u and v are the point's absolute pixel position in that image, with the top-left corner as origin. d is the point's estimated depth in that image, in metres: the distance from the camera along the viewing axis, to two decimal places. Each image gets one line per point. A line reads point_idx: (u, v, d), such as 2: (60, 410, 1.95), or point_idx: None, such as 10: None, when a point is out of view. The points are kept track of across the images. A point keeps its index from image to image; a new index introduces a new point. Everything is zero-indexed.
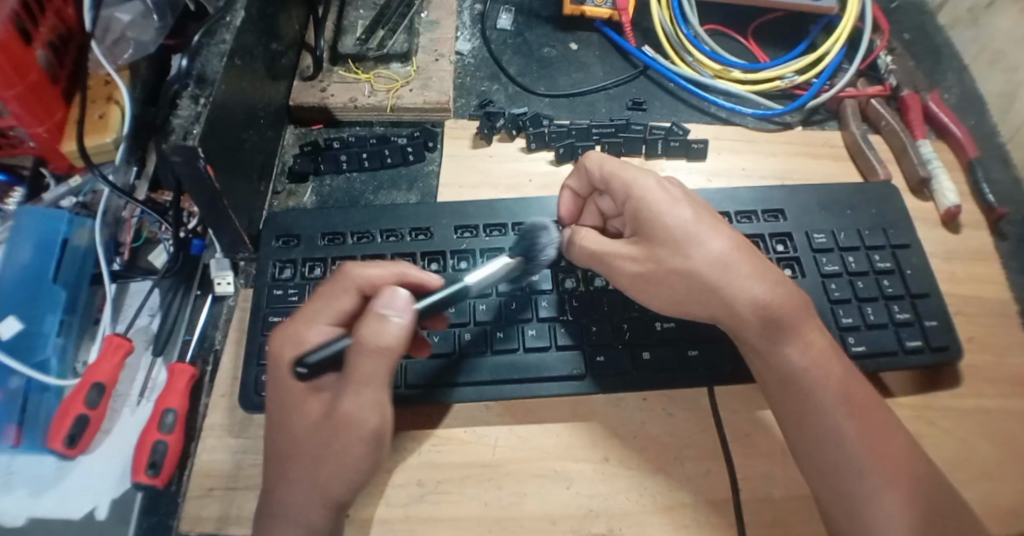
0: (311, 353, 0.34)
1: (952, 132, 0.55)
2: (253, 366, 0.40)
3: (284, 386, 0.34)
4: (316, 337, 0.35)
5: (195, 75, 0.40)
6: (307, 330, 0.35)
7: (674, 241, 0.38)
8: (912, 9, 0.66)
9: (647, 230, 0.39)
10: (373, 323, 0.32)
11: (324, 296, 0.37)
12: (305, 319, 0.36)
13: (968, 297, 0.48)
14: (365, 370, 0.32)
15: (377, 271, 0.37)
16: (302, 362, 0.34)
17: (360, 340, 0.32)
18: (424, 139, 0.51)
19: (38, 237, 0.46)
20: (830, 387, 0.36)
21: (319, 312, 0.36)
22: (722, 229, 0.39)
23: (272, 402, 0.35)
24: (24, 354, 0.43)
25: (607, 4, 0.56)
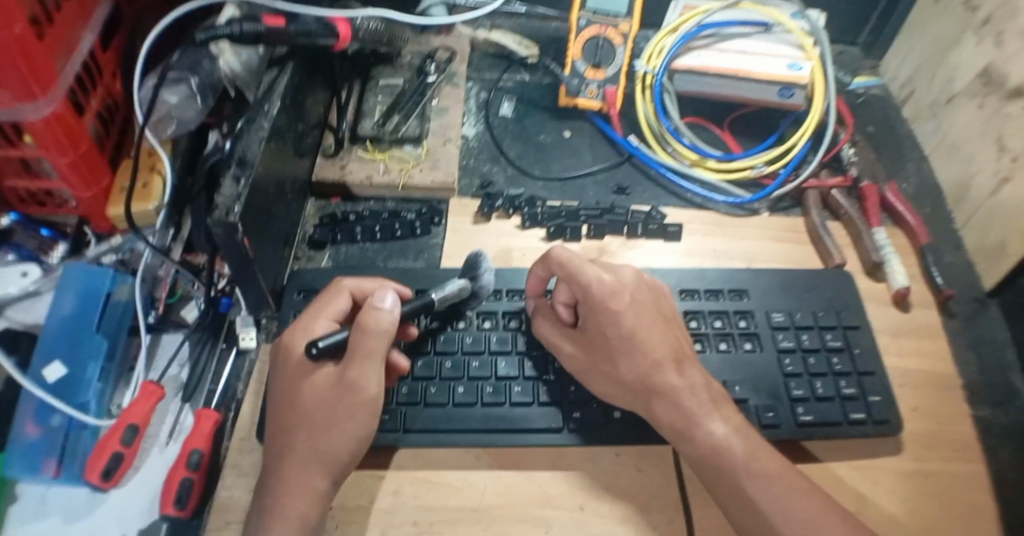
0: (324, 337, 0.41)
1: (907, 220, 0.59)
2: (272, 399, 0.45)
3: (291, 369, 0.42)
4: (319, 330, 0.43)
5: (238, 158, 0.46)
6: (312, 324, 0.43)
7: (608, 352, 0.45)
8: (878, 104, 0.72)
9: (592, 335, 0.46)
10: (369, 311, 0.40)
11: (321, 301, 0.45)
12: (309, 318, 0.44)
13: (916, 371, 0.52)
14: (365, 347, 0.39)
15: (366, 284, 0.46)
16: (313, 343, 0.40)
17: (359, 322, 0.39)
18: (431, 215, 0.58)
19: (82, 290, 0.51)
20: (737, 456, 0.41)
21: (318, 310, 0.44)
22: (658, 333, 0.45)
23: (283, 384, 0.42)
24: (67, 395, 0.48)
25: (598, 97, 0.63)
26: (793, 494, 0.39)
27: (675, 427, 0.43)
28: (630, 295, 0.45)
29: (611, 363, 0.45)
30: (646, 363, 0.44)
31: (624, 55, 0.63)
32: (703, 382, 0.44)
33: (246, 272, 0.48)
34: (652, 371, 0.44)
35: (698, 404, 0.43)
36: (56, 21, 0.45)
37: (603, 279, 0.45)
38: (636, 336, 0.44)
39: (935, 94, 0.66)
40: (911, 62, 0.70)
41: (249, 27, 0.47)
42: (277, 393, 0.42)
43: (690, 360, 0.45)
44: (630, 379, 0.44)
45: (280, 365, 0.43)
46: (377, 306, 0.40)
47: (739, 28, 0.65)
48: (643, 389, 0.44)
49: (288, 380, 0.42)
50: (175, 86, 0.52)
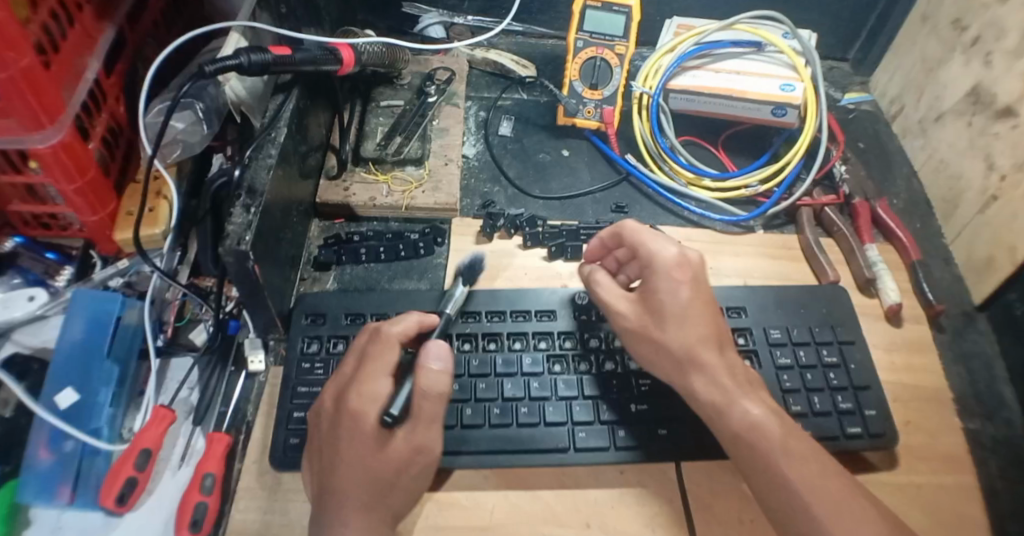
0: (393, 402, 0.39)
1: (897, 235, 0.61)
2: (281, 429, 0.47)
3: (356, 434, 0.39)
4: (381, 390, 0.40)
5: (246, 186, 0.47)
6: (374, 386, 0.40)
7: (661, 316, 0.46)
8: (868, 119, 0.74)
9: (649, 299, 0.47)
10: (430, 375, 0.39)
11: (373, 354, 0.41)
12: (368, 375, 0.40)
13: (907, 385, 0.54)
14: (430, 412, 0.39)
15: (405, 325, 0.44)
16: (389, 412, 0.39)
17: (420, 389, 0.39)
18: (434, 235, 0.58)
19: (91, 316, 0.51)
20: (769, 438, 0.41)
21: (376, 367, 0.41)
22: (710, 311, 0.46)
23: (341, 451, 0.39)
24: (79, 421, 0.48)
25: (595, 116, 0.65)
26: (823, 474, 0.39)
27: (714, 402, 0.43)
28: (690, 276, 0.47)
29: (664, 324, 0.45)
30: (693, 335, 0.45)
31: (620, 76, 0.64)
32: (739, 366, 0.45)
33: (256, 298, 0.49)
34: (699, 341, 0.45)
35: (736, 384, 0.44)
36: (61, 50, 0.46)
37: (672, 252, 0.47)
38: (690, 307, 0.45)
39: (923, 111, 0.68)
40: (899, 79, 0.72)
41: (257, 57, 0.47)
42: (335, 453, 0.39)
43: (732, 345, 0.46)
44: (675, 347, 0.45)
45: (337, 423, 0.39)
46: (433, 367, 0.39)
47: (730, 48, 0.66)
48: (686, 357, 0.44)
49: (354, 443, 0.38)
50: (183, 112, 0.53)
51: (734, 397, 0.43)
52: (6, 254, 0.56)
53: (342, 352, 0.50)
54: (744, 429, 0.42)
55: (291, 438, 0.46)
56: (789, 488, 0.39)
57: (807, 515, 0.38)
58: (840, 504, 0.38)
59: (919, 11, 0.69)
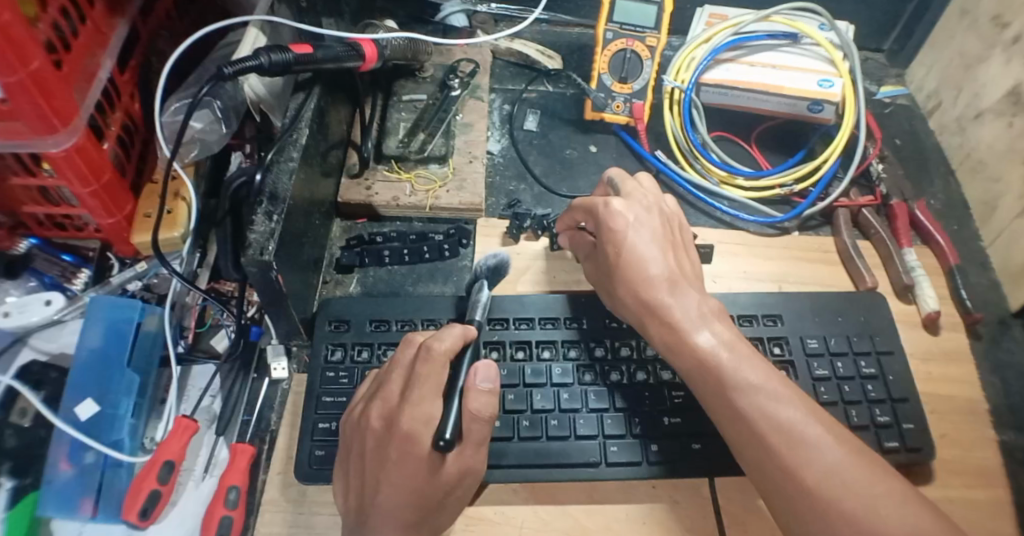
0: (445, 425, 0.38)
1: (936, 240, 0.60)
2: (306, 441, 0.46)
3: (408, 457, 0.38)
4: (431, 412, 0.39)
5: (268, 191, 0.45)
6: (423, 406, 0.39)
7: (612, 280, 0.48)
8: (904, 115, 0.72)
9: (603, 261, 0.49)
10: (480, 397, 0.39)
11: (422, 375, 0.40)
12: (418, 398, 0.39)
13: (942, 396, 0.53)
14: (479, 435, 0.40)
15: (452, 341, 0.42)
16: (442, 435, 0.37)
17: (471, 412, 0.38)
18: (459, 237, 0.57)
19: (110, 324, 0.51)
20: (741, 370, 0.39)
21: (427, 390, 0.40)
22: (658, 254, 0.46)
23: (391, 474, 0.39)
24: (100, 433, 0.48)
25: (624, 112, 0.62)
26: (779, 402, 0.37)
27: (668, 343, 0.43)
28: (634, 236, 0.46)
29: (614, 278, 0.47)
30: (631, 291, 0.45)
31: (651, 70, 0.61)
32: (698, 300, 0.44)
33: (278, 306, 0.47)
34: (644, 285, 0.45)
35: (694, 317, 0.42)
36: (73, 49, 0.44)
37: (615, 207, 0.48)
38: (635, 256, 0.46)
39: (961, 109, 0.65)
40: (937, 73, 0.70)
41: (278, 57, 0.46)
42: (382, 475, 0.39)
43: (689, 285, 0.45)
44: (634, 309, 0.45)
45: (386, 443, 0.39)
46: (480, 389, 0.39)
47: (766, 40, 0.63)
48: (638, 308, 0.45)
49: (407, 466, 0.39)
50: (200, 111, 0.52)
51: (685, 331, 0.42)
52: (20, 257, 0.55)
53: (366, 360, 0.49)
54: (698, 360, 0.41)
55: (316, 450, 0.45)
56: (742, 416, 0.37)
57: (762, 444, 0.36)
58: (796, 428, 0.36)
59: (958, 3, 0.66)
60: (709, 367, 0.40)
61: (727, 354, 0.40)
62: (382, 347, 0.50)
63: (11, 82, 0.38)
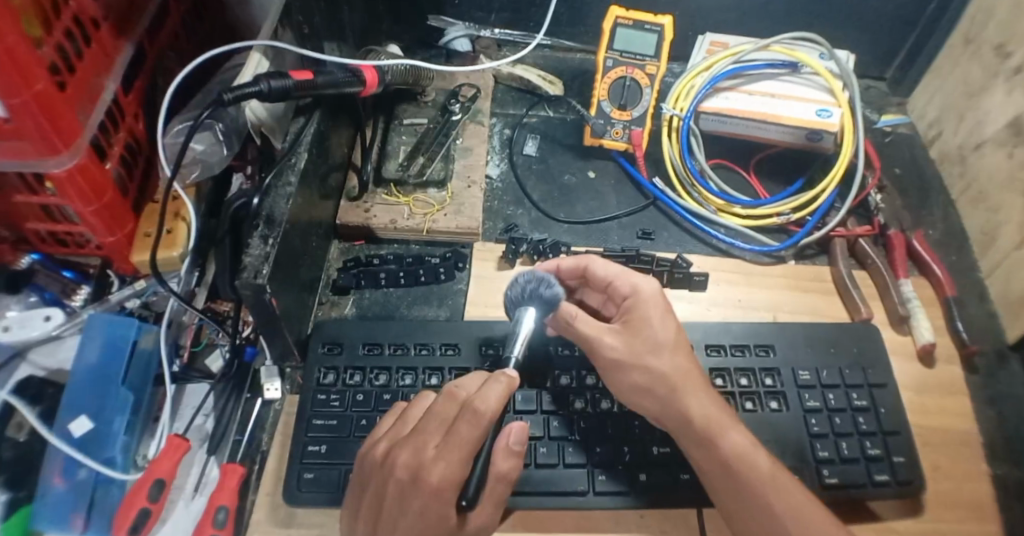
0: (468, 486, 0.39)
1: (934, 271, 0.60)
2: (295, 464, 0.46)
3: (431, 514, 0.37)
4: (463, 472, 0.37)
5: (264, 215, 0.46)
6: (456, 467, 0.37)
7: (653, 346, 0.46)
8: (905, 143, 0.72)
9: (639, 328, 0.46)
10: (507, 456, 0.40)
11: (461, 436, 0.38)
12: (449, 462, 0.37)
13: (936, 429, 0.52)
14: (498, 495, 0.40)
15: (498, 399, 0.39)
16: (465, 495, 0.38)
17: (499, 473, 0.39)
18: (455, 260, 0.57)
19: (107, 341, 0.52)
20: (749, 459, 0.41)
21: (461, 452, 0.37)
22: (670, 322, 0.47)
23: (407, 522, 0.37)
24: (94, 450, 0.49)
25: (623, 138, 0.63)
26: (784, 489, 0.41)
27: (693, 434, 0.43)
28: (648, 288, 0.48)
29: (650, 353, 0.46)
30: (682, 352, 0.46)
31: (650, 97, 0.62)
32: (711, 397, 0.45)
33: (272, 327, 0.48)
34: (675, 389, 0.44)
35: (711, 414, 0.43)
36: (77, 71, 0.45)
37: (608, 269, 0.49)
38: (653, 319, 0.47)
39: (962, 138, 0.65)
40: (938, 102, 0.70)
41: (277, 83, 0.46)
42: (394, 522, 0.37)
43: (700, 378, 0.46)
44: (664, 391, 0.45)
45: (411, 494, 0.37)
46: (512, 451, 0.40)
47: (766, 69, 0.64)
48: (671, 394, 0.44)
49: (427, 521, 0.37)
50: (202, 133, 0.53)
51: (712, 432, 0.43)
52: (23, 272, 0.56)
53: (359, 384, 0.49)
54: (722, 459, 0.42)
55: (305, 473, 0.45)
56: (749, 486, 0.41)
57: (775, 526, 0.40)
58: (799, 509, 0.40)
59: (959, 34, 0.66)
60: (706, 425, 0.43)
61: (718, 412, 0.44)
62: (374, 371, 0.50)
63: (16, 103, 0.39)
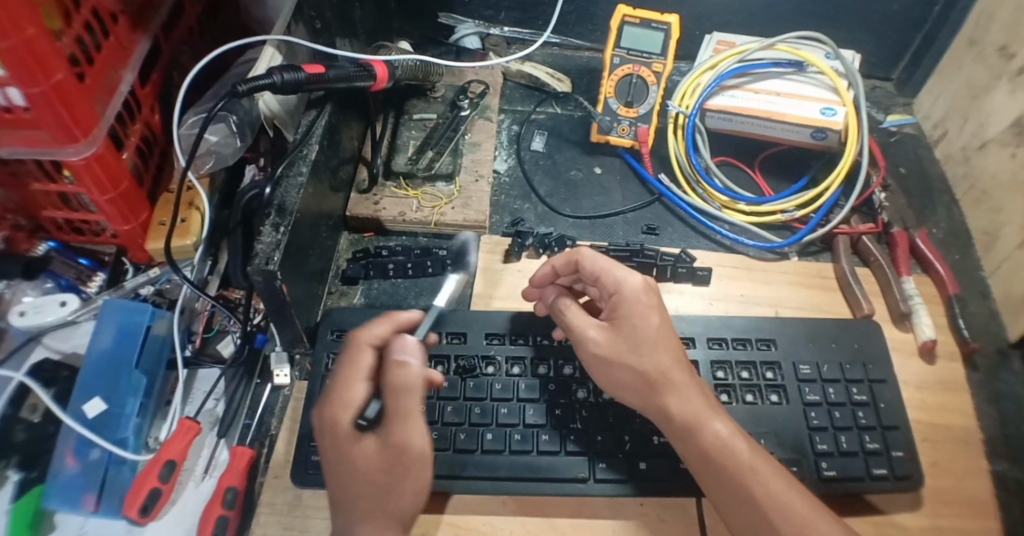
0: (367, 406, 0.39)
1: (936, 268, 0.60)
2: (303, 447, 0.47)
3: (328, 431, 0.39)
4: (349, 392, 0.40)
5: (276, 204, 0.47)
6: (341, 388, 0.40)
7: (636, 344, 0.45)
8: (910, 143, 0.72)
9: (620, 325, 0.46)
10: (400, 367, 0.39)
11: (346, 364, 0.41)
12: (342, 385, 0.40)
13: (935, 425, 0.53)
14: (403, 406, 0.38)
15: (377, 327, 0.44)
16: (363, 416, 0.38)
17: (392, 384, 0.38)
18: (462, 252, 0.58)
19: (120, 326, 0.53)
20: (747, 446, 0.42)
21: (349, 376, 0.40)
22: (656, 317, 0.46)
23: (330, 452, 0.39)
24: (106, 431, 0.50)
25: (629, 135, 0.64)
26: (774, 477, 0.41)
27: (682, 425, 0.43)
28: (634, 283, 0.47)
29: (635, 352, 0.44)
30: (664, 348, 0.45)
31: (656, 94, 0.63)
32: (697, 388, 0.44)
33: (281, 314, 0.49)
34: (659, 382, 0.44)
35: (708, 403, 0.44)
36: (95, 62, 0.47)
37: (595, 265, 0.48)
38: (634, 316, 0.46)
39: (967, 138, 0.66)
40: (944, 103, 0.70)
41: (290, 76, 0.47)
42: (327, 459, 0.39)
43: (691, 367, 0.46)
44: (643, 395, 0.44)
45: (321, 429, 0.40)
46: (394, 361, 0.39)
47: (771, 68, 0.64)
48: (658, 385, 0.44)
49: (334, 445, 0.39)
50: (216, 125, 0.55)
51: (697, 424, 0.43)
52: (40, 258, 0.57)
53: None
54: (708, 451, 0.42)
55: (313, 454, 0.46)
56: (736, 477, 0.41)
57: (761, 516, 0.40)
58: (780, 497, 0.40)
59: (965, 35, 0.67)
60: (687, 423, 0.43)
61: (700, 405, 0.43)
62: None
63: (34, 93, 0.40)
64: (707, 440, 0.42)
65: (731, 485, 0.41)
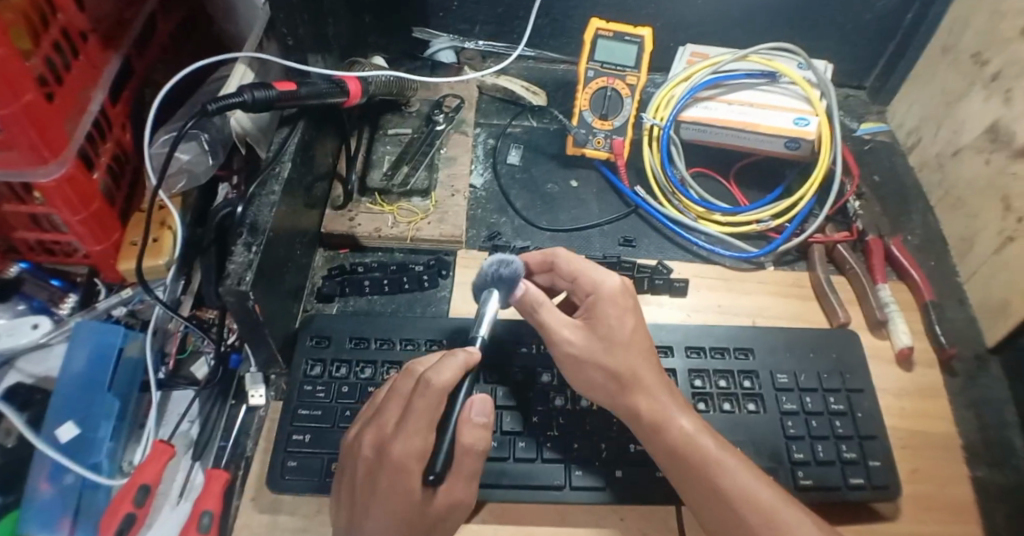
0: (435, 460, 0.39)
1: (911, 275, 0.61)
2: (279, 452, 0.47)
3: (396, 486, 0.38)
4: (421, 445, 0.38)
5: (248, 223, 0.47)
6: (413, 441, 0.38)
7: (611, 343, 0.46)
8: (885, 151, 0.73)
9: (597, 325, 0.46)
10: (474, 429, 0.40)
11: (417, 410, 0.39)
12: (410, 433, 0.38)
13: (914, 432, 0.53)
14: (468, 468, 0.40)
15: (452, 372, 0.40)
16: (432, 471, 0.39)
17: (465, 445, 0.39)
18: (439, 267, 0.58)
19: (93, 348, 0.53)
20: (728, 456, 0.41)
21: (417, 427, 0.38)
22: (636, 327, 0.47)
23: (383, 501, 0.38)
24: (80, 455, 0.49)
25: (605, 147, 0.64)
26: (744, 466, 0.41)
27: (649, 422, 0.43)
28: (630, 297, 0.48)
29: (608, 351, 0.45)
30: (637, 351, 0.46)
31: (631, 107, 0.63)
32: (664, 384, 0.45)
33: (256, 334, 0.48)
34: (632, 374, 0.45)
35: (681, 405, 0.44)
36: (65, 82, 0.47)
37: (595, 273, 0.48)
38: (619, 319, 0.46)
39: (941, 146, 0.67)
40: (917, 111, 0.71)
41: (260, 94, 0.47)
42: (373, 503, 0.38)
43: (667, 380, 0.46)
44: (619, 367, 0.45)
45: (377, 473, 0.38)
46: (475, 422, 0.40)
47: (744, 79, 0.65)
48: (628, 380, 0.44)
49: (393, 497, 0.38)
50: (188, 143, 0.55)
51: (666, 419, 0.43)
52: (12, 280, 0.57)
53: (344, 376, 0.50)
54: (675, 447, 0.42)
55: (289, 461, 0.47)
56: (705, 471, 0.41)
57: (733, 513, 0.39)
58: (748, 490, 0.40)
59: (937, 43, 0.68)
60: (654, 416, 0.43)
61: (668, 402, 0.44)
62: (360, 364, 0.51)
63: (4, 114, 0.40)
64: (673, 435, 0.42)
65: (696, 480, 0.41)
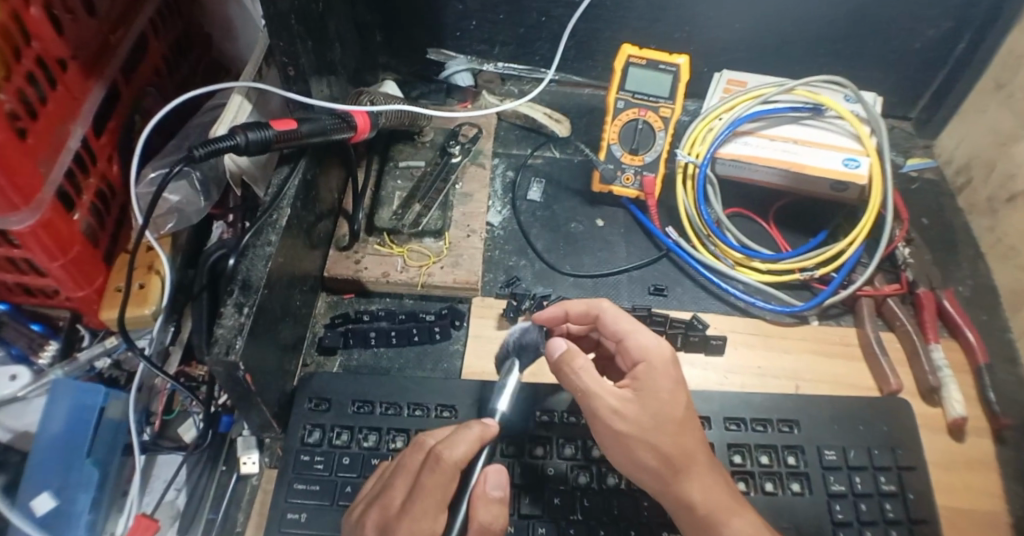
0: None
1: (964, 334, 0.56)
2: (271, 532, 0.42)
3: None
4: (430, 528, 0.35)
5: (240, 280, 0.41)
6: (422, 522, 0.35)
7: (657, 420, 0.39)
8: (932, 191, 0.68)
9: (646, 395, 0.40)
10: (489, 504, 0.37)
11: (425, 488, 0.35)
12: (415, 513, 0.35)
13: (966, 512, 0.48)
14: None
15: (466, 447, 0.37)
16: None
17: (480, 525, 0.36)
18: (452, 317, 0.53)
19: (72, 410, 0.48)
20: None
21: (424, 506, 0.35)
22: (682, 402, 0.41)
23: None
24: (57, 530, 0.44)
25: (634, 184, 0.59)
26: None
27: (703, 521, 0.38)
28: (676, 370, 0.42)
29: (654, 431, 0.39)
30: (687, 433, 0.40)
31: (664, 141, 0.58)
32: (719, 481, 0.40)
33: (246, 400, 0.42)
34: (683, 465, 0.39)
35: (730, 501, 0.39)
36: (40, 117, 0.41)
37: (647, 338, 0.43)
38: (666, 396, 0.40)
39: (994, 189, 0.61)
40: (967, 148, 0.65)
41: (256, 135, 0.42)
42: None
43: (715, 467, 0.40)
44: (668, 449, 0.38)
45: None
46: (491, 497, 0.37)
47: (788, 113, 0.59)
48: (679, 469, 0.39)
49: None
50: (178, 183, 0.49)
51: (723, 521, 0.38)
52: None
53: (344, 444, 0.45)
54: None
55: None
56: None
57: None
58: None
59: (990, 78, 0.62)
60: (713, 516, 0.38)
61: (727, 500, 0.39)
62: (363, 431, 0.46)
63: None
64: None
65: None
